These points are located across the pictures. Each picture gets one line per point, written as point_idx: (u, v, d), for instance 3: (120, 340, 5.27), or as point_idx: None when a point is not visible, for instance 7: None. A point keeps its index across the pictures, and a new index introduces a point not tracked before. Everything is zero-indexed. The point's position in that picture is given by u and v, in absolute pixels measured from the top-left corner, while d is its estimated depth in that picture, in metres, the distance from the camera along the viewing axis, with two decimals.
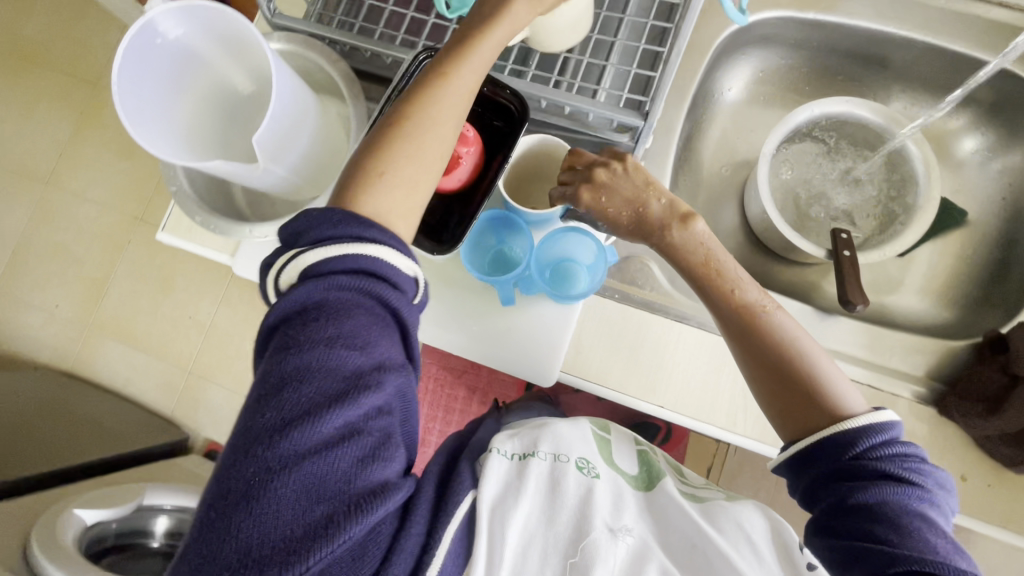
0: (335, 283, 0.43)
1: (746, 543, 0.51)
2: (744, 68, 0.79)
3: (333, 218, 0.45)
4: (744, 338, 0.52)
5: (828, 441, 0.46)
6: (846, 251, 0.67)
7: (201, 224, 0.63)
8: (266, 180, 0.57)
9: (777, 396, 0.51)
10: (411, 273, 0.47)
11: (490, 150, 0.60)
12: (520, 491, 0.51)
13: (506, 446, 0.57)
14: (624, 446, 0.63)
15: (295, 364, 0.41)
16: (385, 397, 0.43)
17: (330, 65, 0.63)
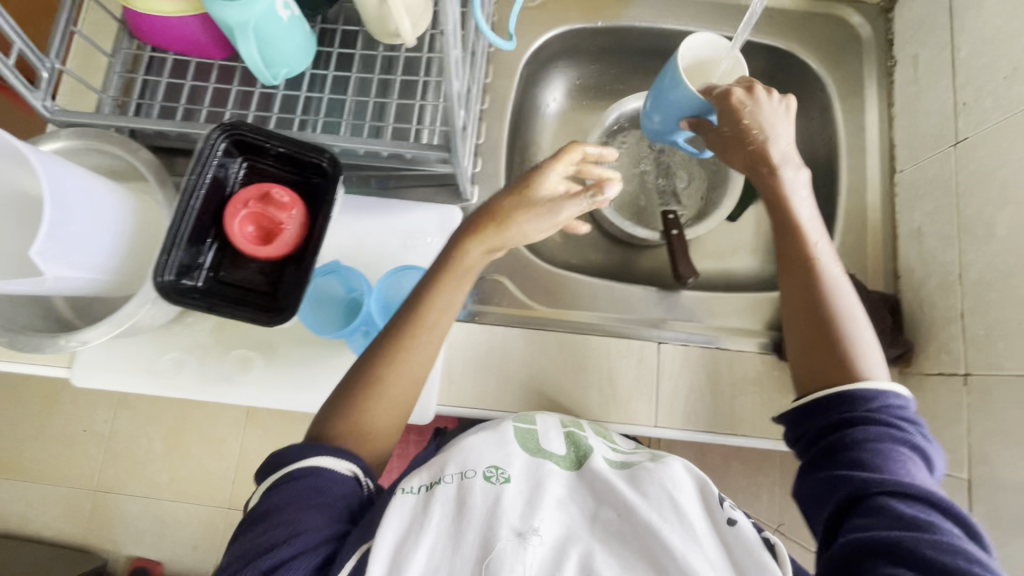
0: (284, 488, 0.49)
1: (671, 503, 0.49)
2: (560, 79, 0.84)
3: (293, 446, 0.52)
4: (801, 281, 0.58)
5: (841, 397, 0.52)
6: (674, 230, 0.74)
7: (8, 345, 0.57)
8: (74, 286, 0.53)
9: (811, 344, 0.56)
10: (350, 472, 0.51)
11: (312, 208, 0.60)
12: (422, 524, 0.47)
13: (411, 481, 0.52)
14: (552, 426, 0.61)
15: (241, 545, 0.47)
16: (298, 547, 0.45)
17: (131, 154, 0.60)
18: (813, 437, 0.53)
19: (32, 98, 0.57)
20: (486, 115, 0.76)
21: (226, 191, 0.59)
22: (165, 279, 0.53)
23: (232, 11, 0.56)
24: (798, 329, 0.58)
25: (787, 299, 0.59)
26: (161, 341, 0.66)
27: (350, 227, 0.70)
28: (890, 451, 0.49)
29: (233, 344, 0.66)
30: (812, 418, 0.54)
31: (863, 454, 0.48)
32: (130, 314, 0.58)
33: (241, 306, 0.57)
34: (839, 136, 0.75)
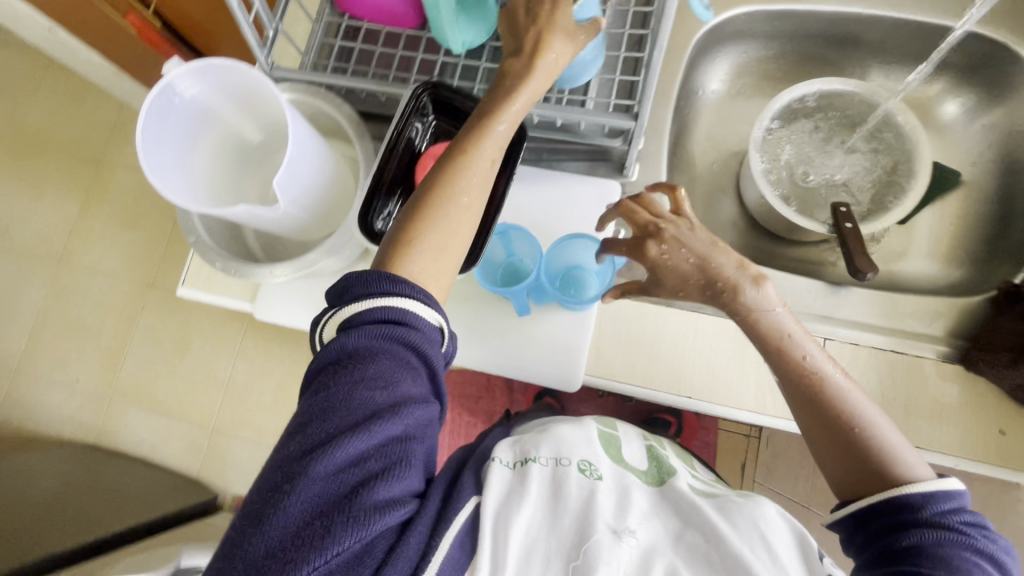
0: (363, 330, 0.46)
1: (762, 540, 0.51)
2: (723, 64, 0.82)
3: (368, 277, 0.47)
4: (807, 402, 0.52)
5: (895, 501, 0.46)
6: (847, 223, 0.69)
7: (221, 270, 0.64)
8: (282, 220, 0.60)
9: (834, 443, 0.51)
10: (437, 323, 0.49)
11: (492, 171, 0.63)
12: (522, 496, 0.51)
13: (506, 456, 0.58)
14: (635, 446, 0.68)
15: (328, 396, 0.44)
16: (411, 423, 0.44)
17: (336, 109, 0.65)
18: (869, 533, 0.47)
19: (258, 52, 0.63)
20: None
21: (416, 148, 0.63)
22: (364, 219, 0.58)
23: None
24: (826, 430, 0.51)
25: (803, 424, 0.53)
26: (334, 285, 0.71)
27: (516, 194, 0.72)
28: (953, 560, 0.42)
29: None
30: (869, 522, 0.47)
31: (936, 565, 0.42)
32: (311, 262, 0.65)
33: None
34: None
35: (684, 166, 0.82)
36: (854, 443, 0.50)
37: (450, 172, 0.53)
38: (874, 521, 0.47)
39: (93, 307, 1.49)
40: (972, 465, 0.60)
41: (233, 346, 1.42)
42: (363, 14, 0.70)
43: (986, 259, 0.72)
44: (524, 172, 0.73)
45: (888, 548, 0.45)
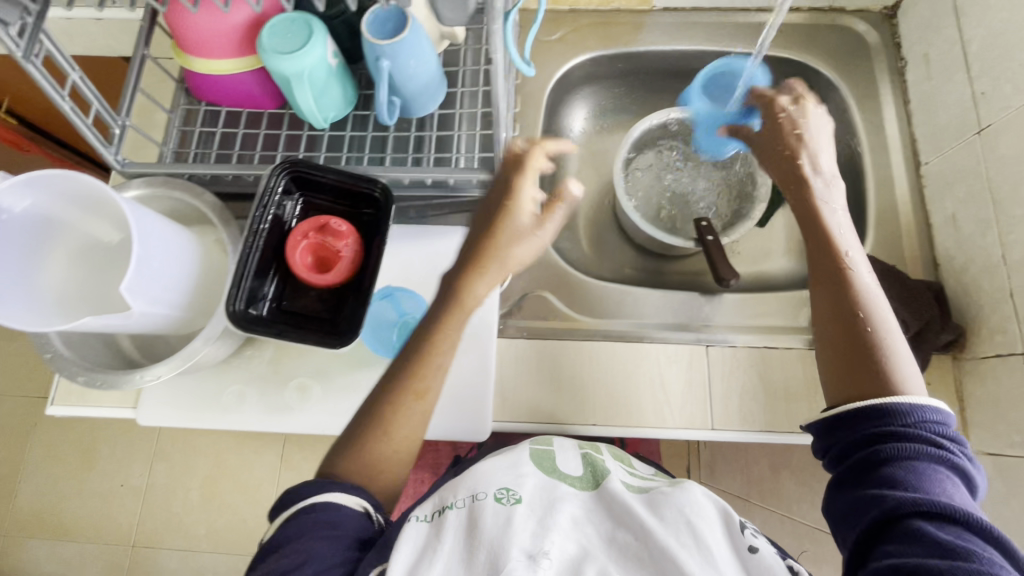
0: (300, 518, 0.50)
1: (688, 528, 0.50)
2: (581, 106, 0.89)
3: (303, 487, 0.52)
4: (836, 285, 0.55)
5: (871, 409, 0.49)
6: (710, 237, 0.75)
7: (83, 384, 0.59)
8: (148, 321, 0.56)
9: (836, 327, 0.54)
10: (360, 508, 0.52)
11: (367, 237, 0.63)
12: (436, 546, 0.49)
13: (422, 511, 0.54)
14: (568, 450, 0.64)
15: (253, 570, 0.48)
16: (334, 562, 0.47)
17: (196, 199, 0.63)
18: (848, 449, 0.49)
19: (105, 151, 0.61)
20: None
21: (285, 226, 0.62)
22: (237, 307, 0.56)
23: (287, 61, 0.60)
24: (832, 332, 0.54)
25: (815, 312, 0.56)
26: (224, 375, 0.68)
27: (397, 257, 0.75)
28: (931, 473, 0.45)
29: (291, 374, 0.68)
30: (846, 427, 0.50)
31: (896, 472, 0.45)
32: (196, 350, 0.61)
33: (302, 331, 0.58)
34: (859, 136, 0.78)
35: (564, 202, 0.87)
36: (872, 345, 0.52)
37: (441, 330, 0.57)
38: (858, 429, 0.49)
39: None
40: None
41: (143, 451, 1.31)
42: (222, 100, 0.71)
43: None
44: (410, 234, 0.75)
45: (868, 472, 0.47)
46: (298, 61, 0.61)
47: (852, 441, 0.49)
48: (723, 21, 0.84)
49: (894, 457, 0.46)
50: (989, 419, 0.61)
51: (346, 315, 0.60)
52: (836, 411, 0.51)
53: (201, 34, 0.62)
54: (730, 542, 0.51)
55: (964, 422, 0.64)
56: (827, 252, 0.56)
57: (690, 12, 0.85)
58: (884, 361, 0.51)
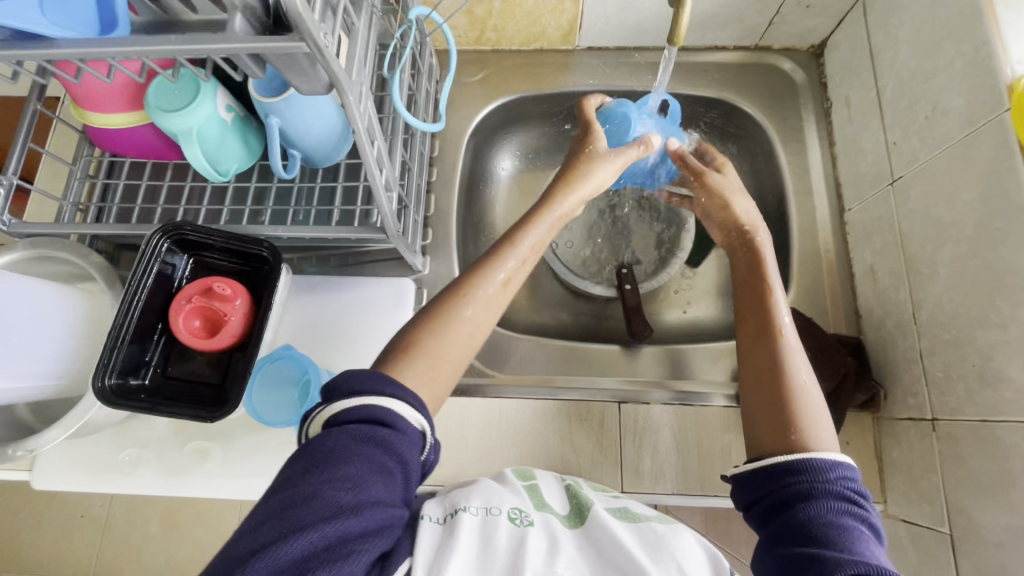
0: (348, 430, 0.42)
1: (679, 572, 0.46)
2: (508, 146, 0.87)
3: (360, 374, 0.45)
4: (758, 341, 0.54)
5: (793, 464, 0.45)
6: (627, 285, 0.77)
7: None
8: (15, 395, 0.54)
9: (758, 391, 0.51)
10: (420, 428, 0.44)
11: (257, 297, 0.61)
12: (449, 548, 0.44)
13: (431, 511, 0.49)
14: (552, 483, 0.58)
15: (292, 491, 0.39)
16: (368, 528, 0.39)
17: (82, 260, 0.62)
18: (771, 511, 0.44)
19: None
20: (436, 187, 0.78)
21: (173, 288, 0.61)
22: (109, 381, 0.54)
23: (176, 119, 0.58)
24: (760, 393, 0.51)
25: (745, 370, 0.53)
26: (121, 437, 0.66)
27: (303, 308, 0.71)
28: (855, 532, 0.41)
29: (190, 435, 0.66)
30: (758, 483, 0.46)
31: (827, 532, 0.40)
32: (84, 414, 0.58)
33: (180, 401, 0.57)
34: (785, 180, 0.76)
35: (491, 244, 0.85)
36: (783, 400, 0.49)
37: (473, 275, 0.53)
38: (770, 484, 0.45)
39: None
40: None
41: None
42: (123, 151, 0.67)
43: None
44: (309, 284, 0.72)
45: (792, 530, 0.42)
46: (191, 118, 0.58)
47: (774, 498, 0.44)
48: (649, 62, 0.82)
49: (815, 515, 0.42)
50: (902, 484, 0.59)
51: (232, 381, 0.59)
52: (761, 463, 0.46)
53: (92, 91, 0.58)
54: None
55: (881, 487, 0.61)
56: (757, 295, 0.56)
57: (617, 52, 0.82)
58: (800, 423, 0.48)
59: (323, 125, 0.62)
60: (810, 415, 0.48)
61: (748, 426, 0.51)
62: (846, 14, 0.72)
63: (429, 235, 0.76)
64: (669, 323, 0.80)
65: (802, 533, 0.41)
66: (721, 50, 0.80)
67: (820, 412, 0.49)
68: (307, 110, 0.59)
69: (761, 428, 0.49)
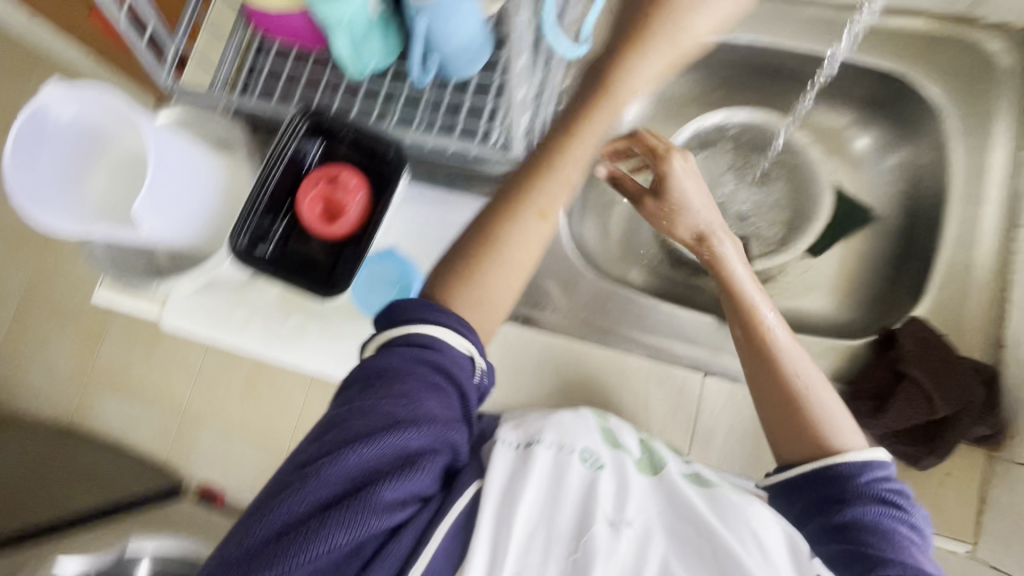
0: (400, 351, 0.47)
1: (754, 538, 0.46)
2: (639, 91, 0.81)
3: (411, 308, 0.50)
4: (756, 357, 0.59)
5: (826, 471, 0.51)
6: None
7: (118, 280, 0.66)
8: (168, 239, 0.60)
9: (773, 405, 0.56)
10: (469, 353, 0.49)
11: (376, 195, 0.64)
12: (526, 477, 0.48)
13: (508, 436, 0.53)
14: (626, 430, 0.60)
15: (362, 403, 0.46)
16: (427, 437, 0.45)
17: (229, 130, 0.67)
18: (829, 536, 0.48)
19: (160, 73, 0.65)
20: (559, 119, 0.75)
21: (301, 172, 0.64)
22: (242, 243, 0.60)
23: (329, 8, 0.58)
24: (771, 410, 0.56)
25: (754, 387, 0.58)
26: (237, 298, 0.73)
27: (413, 216, 0.74)
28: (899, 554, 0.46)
29: (294, 311, 0.72)
30: (802, 488, 0.52)
31: (870, 533, 0.47)
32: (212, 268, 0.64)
33: (298, 274, 0.62)
34: (953, 180, 0.67)
35: (599, 189, 0.82)
36: (798, 409, 0.55)
37: (518, 188, 0.54)
38: (807, 486, 0.52)
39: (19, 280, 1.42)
40: None
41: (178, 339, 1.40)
42: (272, 30, 0.69)
43: (884, 299, 0.71)
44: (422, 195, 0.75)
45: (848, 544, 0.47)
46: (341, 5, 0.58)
47: (810, 498, 0.51)
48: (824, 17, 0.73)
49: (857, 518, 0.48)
50: (1000, 531, 0.54)
51: (341, 268, 0.62)
52: (791, 471, 0.53)
53: None
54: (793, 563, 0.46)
55: (974, 527, 0.57)
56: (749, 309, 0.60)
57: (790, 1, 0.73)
58: (821, 427, 0.54)
59: (466, 31, 0.60)
60: (825, 414, 0.54)
61: (773, 437, 0.56)
62: None
63: None
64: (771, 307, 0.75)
65: (846, 534, 0.48)
66: (916, 17, 0.70)
67: (834, 411, 0.55)
68: (455, 15, 0.57)
69: (780, 435, 0.55)
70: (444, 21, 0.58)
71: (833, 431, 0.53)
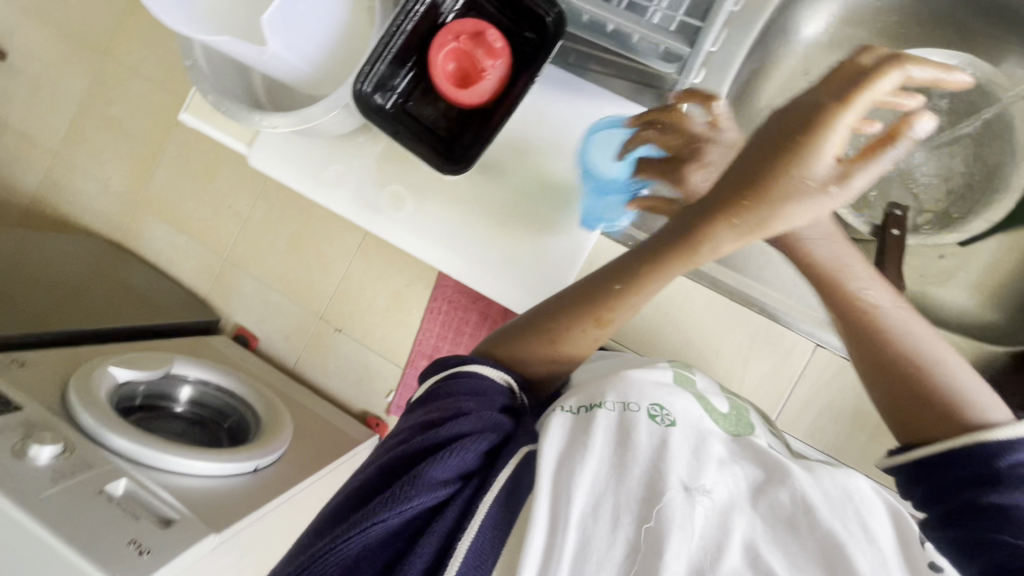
0: (450, 384, 0.50)
1: (857, 517, 0.43)
2: (830, 4, 0.69)
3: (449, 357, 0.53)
4: (858, 332, 0.47)
5: (969, 449, 0.41)
6: (894, 229, 0.62)
7: (212, 105, 0.60)
8: (281, 68, 0.54)
9: (888, 372, 0.46)
10: (503, 382, 0.51)
11: (518, 66, 0.55)
12: (587, 444, 0.46)
13: (568, 403, 0.51)
14: (714, 395, 0.58)
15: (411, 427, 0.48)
16: (467, 425, 0.46)
17: None
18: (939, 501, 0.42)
19: None
20: (735, 18, 0.63)
21: (439, 22, 0.55)
22: (364, 89, 0.53)
23: None
24: (890, 389, 0.46)
25: (860, 360, 0.48)
26: (333, 152, 0.68)
27: (540, 104, 0.65)
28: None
29: (391, 179, 0.67)
30: (932, 472, 0.43)
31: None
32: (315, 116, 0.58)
33: (417, 140, 0.55)
34: None
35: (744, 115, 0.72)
36: (919, 387, 0.45)
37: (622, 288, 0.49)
38: (940, 471, 0.42)
39: (55, 66, 1.29)
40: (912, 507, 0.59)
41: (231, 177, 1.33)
42: None
43: None
44: (555, 81, 0.65)
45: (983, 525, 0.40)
46: None
47: (945, 487, 0.42)
48: None
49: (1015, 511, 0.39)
50: None
51: (463, 143, 0.55)
52: (913, 453, 0.44)
53: None
54: (899, 547, 0.43)
55: None
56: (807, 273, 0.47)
57: None
58: (951, 407, 0.44)
59: None
60: (951, 391, 0.44)
61: (894, 422, 0.47)
62: None
63: (701, 75, 0.63)
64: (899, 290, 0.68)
65: (995, 525, 0.39)
66: None
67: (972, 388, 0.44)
68: None
69: (906, 420, 0.45)
70: None
71: (970, 410, 0.43)
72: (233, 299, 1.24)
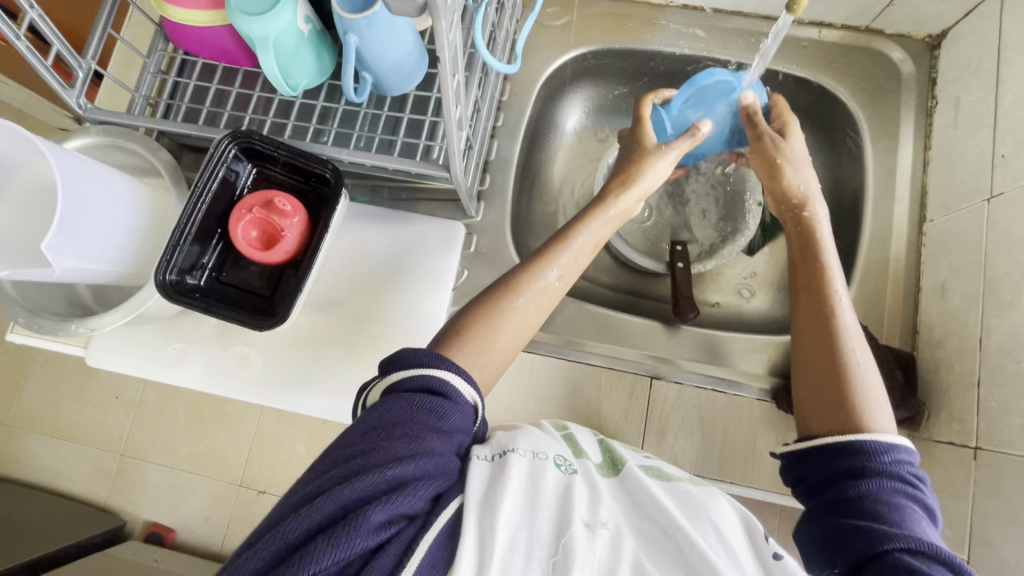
0: (403, 399, 0.43)
1: (715, 529, 0.45)
2: (579, 99, 0.84)
3: (415, 350, 0.46)
4: (815, 319, 0.55)
5: (838, 445, 0.47)
6: (680, 263, 0.74)
7: (23, 325, 0.59)
8: (87, 275, 0.56)
9: (813, 350, 0.54)
10: (472, 401, 0.45)
11: (314, 216, 0.62)
12: (503, 486, 0.43)
13: (482, 450, 0.46)
14: (585, 435, 0.58)
15: (356, 446, 0.41)
16: (423, 472, 0.40)
17: (151, 154, 0.63)
18: (812, 485, 0.47)
19: (68, 97, 0.60)
20: (499, 132, 0.76)
21: (233, 197, 0.61)
22: (167, 277, 0.56)
23: (254, 25, 0.56)
24: (815, 378, 0.52)
25: (806, 346, 0.54)
26: (170, 331, 0.69)
27: (354, 235, 0.71)
28: (906, 510, 0.43)
29: (234, 341, 0.69)
30: (812, 464, 0.48)
31: (879, 507, 0.43)
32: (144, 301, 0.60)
33: (234, 306, 0.59)
34: (867, 179, 0.71)
35: (543, 199, 0.83)
36: (843, 380, 0.51)
37: (530, 266, 0.56)
38: (820, 463, 0.47)
39: None
40: (778, 498, 0.64)
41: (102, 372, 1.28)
42: (196, 51, 0.66)
43: None
44: (363, 212, 0.72)
45: (836, 501, 0.45)
46: (269, 23, 0.56)
47: (820, 477, 0.47)
48: (747, 29, 0.77)
49: (866, 492, 0.44)
50: None
51: (281, 296, 0.61)
52: (810, 443, 0.49)
53: None
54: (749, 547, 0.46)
55: None
56: (812, 272, 0.58)
57: (711, 14, 0.77)
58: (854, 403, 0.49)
59: (398, 49, 0.59)
60: (872, 397, 0.49)
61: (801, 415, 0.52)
62: (978, 5, 0.65)
63: (486, 181, 0.74)
64: (713, 308, 0.78)
65: (850, 507, 0.44)
66: (826, 27, 0.74)
67: (876, 392, 0.50)
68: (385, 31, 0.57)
69: (810, 410, 0.51)
70: (377, 41, 0.57)
71: (860, 406, 0.49)
72: (124, 502, 1.09)
